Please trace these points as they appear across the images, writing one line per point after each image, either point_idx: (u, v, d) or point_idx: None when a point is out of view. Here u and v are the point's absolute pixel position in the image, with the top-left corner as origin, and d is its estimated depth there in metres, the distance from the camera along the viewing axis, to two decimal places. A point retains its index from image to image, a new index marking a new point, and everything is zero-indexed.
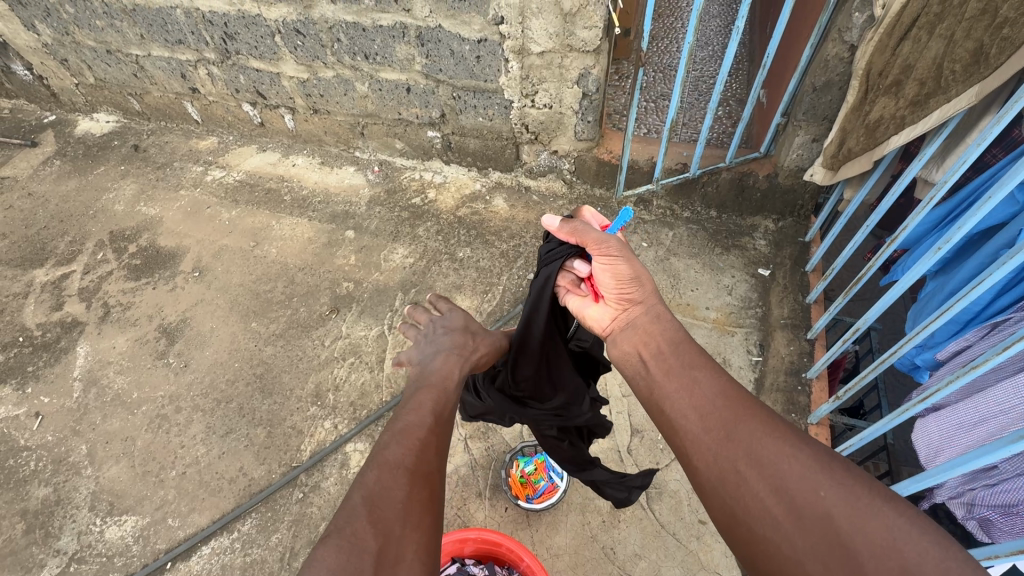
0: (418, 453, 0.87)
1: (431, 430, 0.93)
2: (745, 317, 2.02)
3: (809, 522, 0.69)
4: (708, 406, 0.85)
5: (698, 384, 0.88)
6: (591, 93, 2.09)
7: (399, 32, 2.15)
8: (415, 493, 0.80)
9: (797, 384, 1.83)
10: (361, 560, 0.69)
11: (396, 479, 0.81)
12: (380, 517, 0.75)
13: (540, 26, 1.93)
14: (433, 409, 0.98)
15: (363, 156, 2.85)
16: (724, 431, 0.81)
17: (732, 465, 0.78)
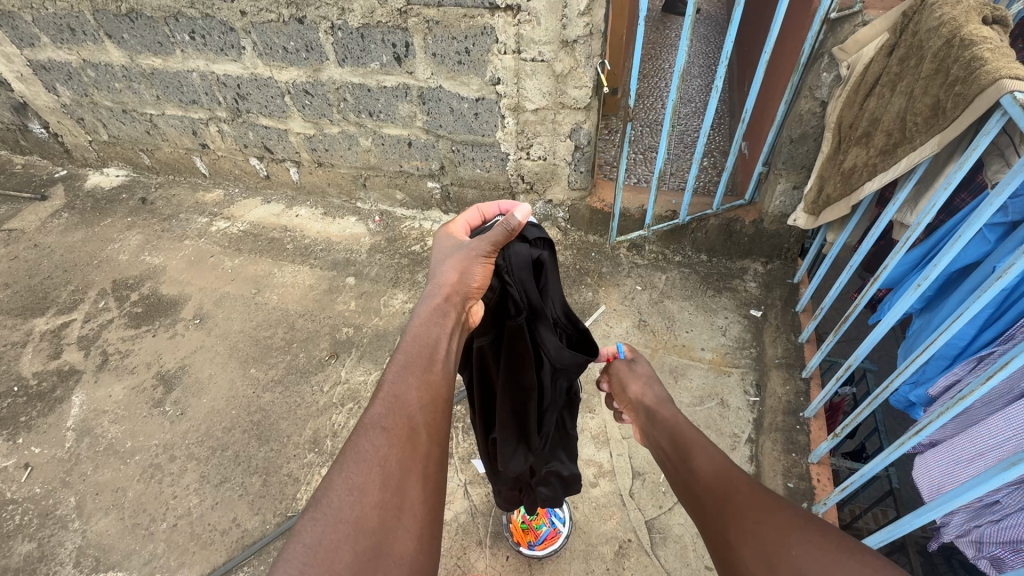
0: (397, 415, 0.81)
1: (414, 387, 0.85)
2: (740, 357, 2.06)
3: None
4: (701, 482, 0.84)
5: (694, 461, 0.88)
6: (583, 146, 2.22)
7: (402, 92, 2.30)
8: (392, 460, 0.76)
9: (796, 424, 1.84)
10: (338, 530, 0.69)
11: (371, 447, 0.77)
12: (357, 484, 0.73)
13: (535, 86, 2.08)
14: (419, 359, 0.88)
15: (364, 207, 2.96)
16: (715, 502, 0.79)
17: (722, 539, 0.75)
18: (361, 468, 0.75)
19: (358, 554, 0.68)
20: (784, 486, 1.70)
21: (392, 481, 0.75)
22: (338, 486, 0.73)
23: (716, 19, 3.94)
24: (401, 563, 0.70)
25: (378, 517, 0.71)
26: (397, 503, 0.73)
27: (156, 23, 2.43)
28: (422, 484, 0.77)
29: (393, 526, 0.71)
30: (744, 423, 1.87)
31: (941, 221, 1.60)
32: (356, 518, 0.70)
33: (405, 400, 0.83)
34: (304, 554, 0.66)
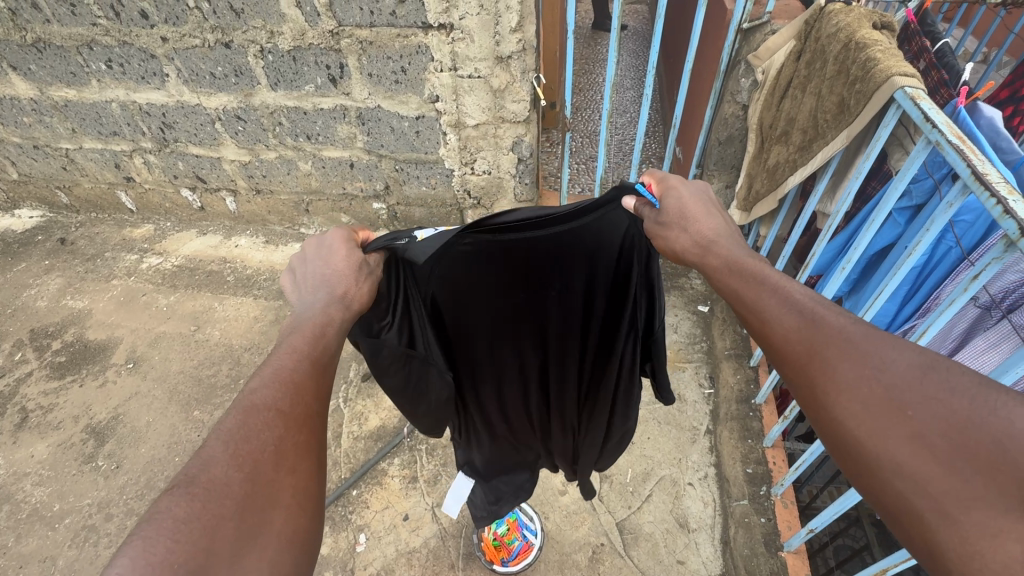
0: (294, 400, 0.79)
1: (310, 376, 0.83)
2: (692, 352, 2.13)
3: (904, 447, 0.66)
4: (787, 343, 0.77)
5: (775, 320, 0.79)
6: (526, 158, 2.27)
7: (340, 113, 2.27)
8: (287, 441, 0.74)
9: (749, 411, 1.90)
10: (221, 505, 0.64)
11: (263, 426, 0.74)
12: (246, 462, 0.69)
13: (473, 102, 2.10)
14: (315, 352, 0.86)
15: (308, 232, 2.88)
16: (808, 363, 0.75)
17: (816, 392, 0.74)
18: (250, 446, 0.71)
19: (241, 531, 0.64)
20: (744, 471, 1.74)
21: (286, 461, 0.72)
22: (221, 460, 0.68)
23: (642, 34, 4.15)
24: (281, 547, 0.66)
25: (266, 496, 0.68)
26: (287, 482, 0.71)
27: (68, 52, 2.29)
28: (313, 471, 0.75)
29: (278, 505, 0.69)
30: (701, 415, 1.93)
31: (857, 209, 1.73)
32: (244, 495, 0.66)
33: (302, 387, 0.81)
34: (176, 528, 0.60)
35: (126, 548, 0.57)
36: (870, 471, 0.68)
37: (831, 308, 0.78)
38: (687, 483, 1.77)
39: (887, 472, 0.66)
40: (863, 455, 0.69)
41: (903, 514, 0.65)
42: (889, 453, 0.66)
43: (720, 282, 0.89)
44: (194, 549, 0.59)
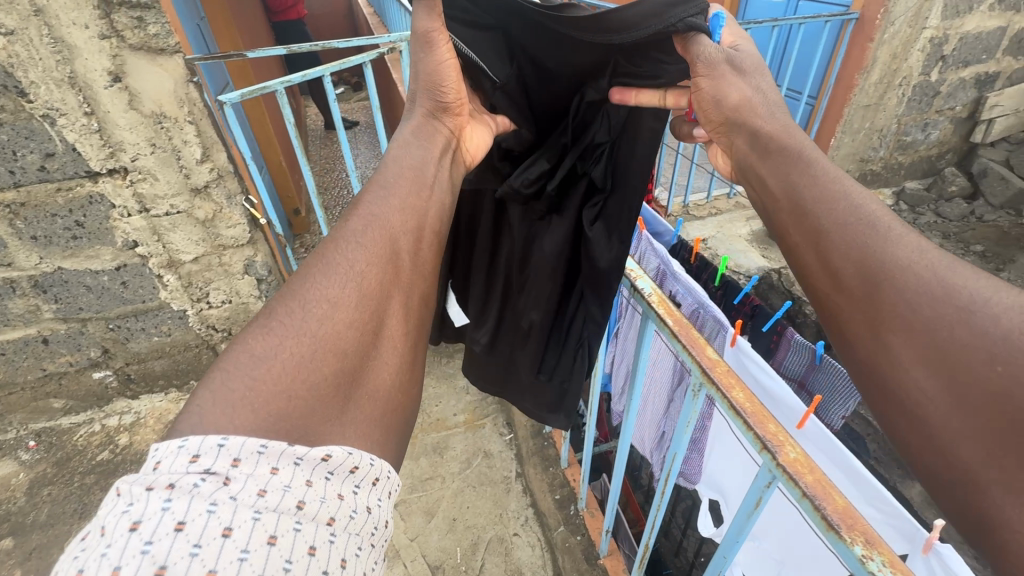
0: (384, 237, 0.89)
1: (400, 226, 0.93)
2: (487, 406, 2.28)
3: (941, 394, 0.64)
4: (845, 259, 0.76)
5: (833, 231, 0.79)
6: (266, 276, 2.19)
7: (6, 288, 1.87)
8: (371, 275, 0.85)
9: (544, 440, 2.07)
10: (319, 347, 0.75)
11: (351, 254, 0.85)
12: (362, 298, 0.83)
13: (182, 237, 1.96)
14: (411, 219, 0.95)
15: (5, 436, 2.24)
16: (864, 284, 0.73)
17: (873, 342, 0.71)
18: (323, 286, 0.81)
19: (334, 371, 0.74)
20: (554, 499, 1.86)
21: (370, 296, 0.83)
22: (310, 295, 0.79)
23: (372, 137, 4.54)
24: (377, 392, 0.80)
25: (354, 336, 0.79)
26: (373, 327, 0.82)
27: None
28: (400, 314, 0.88)
29: (372, 350, 0.82)
30: (509, 462, 2.05)
31: None
32: (327, 339, 0.76)
33: (388, 223, 0.91)
34: (254, 367, 0.69)
35: (227, 373, 0.68)
36: (895, 405, 0.69)
37: (907, 229, 0.75)
38: (512, 535, 1.82)
39: (916, 407, 0.66)
40: (897, 385, 0.68)
41: (918, 450, 0.67)
42: (924, 386, 0.65)
43: (758, 190, 0.94)
44: (276, 395, 0.68)
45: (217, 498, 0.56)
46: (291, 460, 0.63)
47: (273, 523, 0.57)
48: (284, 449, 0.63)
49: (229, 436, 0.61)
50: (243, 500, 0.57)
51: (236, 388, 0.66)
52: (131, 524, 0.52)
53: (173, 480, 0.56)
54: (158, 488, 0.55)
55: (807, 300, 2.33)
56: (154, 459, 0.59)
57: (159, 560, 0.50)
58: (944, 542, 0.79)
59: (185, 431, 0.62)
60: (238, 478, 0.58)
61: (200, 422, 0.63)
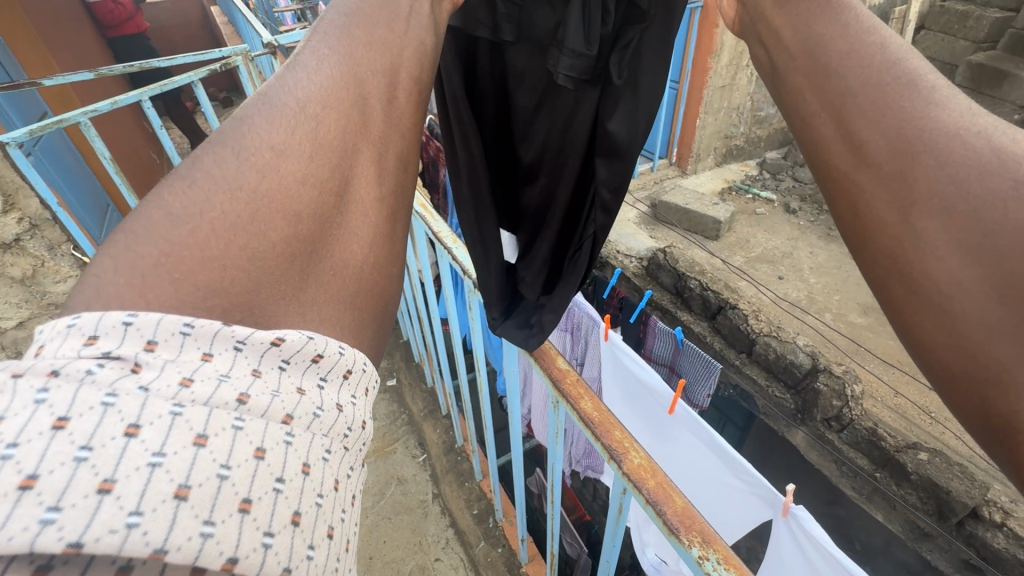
0: (344, 72, 0.52)
1: (367, 52, 0.54)
2: (396, 429, 2.16)
3: (982, 286, 0.38)
4: (873, 128, 0.44)
5: (862, 95, 0.45)
6: None
7: None
8: (329, 124, 0.49)
9: (456, 456, 2.01)
10: (247, 212, 0.42)
11: (303, 83, 0.50)
12: (312, 142, 0.47)
13: None
14: (381, 23, 0.57)
15: None
16: (895, 158, 0.42)
17: (894, 224, 0.42)
18: (270, 129, 0.47)
19: (277, 250, 0.42)
20: (471, 515, 1.82)
21: (331, 149, 0.48)
22: (244, 143, 0.46)
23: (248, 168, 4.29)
24: (346, 276, 0.46)
25: (313, 193, 0.46)
26: (338, 184, 0.47)
27: None
28: (377, 178, 0.51)
29: (338, 218, 0.47)
30: (425, 484, 1.97)
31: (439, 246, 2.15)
32: (274, 196, 0.44)
33: (350, 53, 0.53)
34: (167, 226, 0.39)
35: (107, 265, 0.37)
36: (905, 297, 0.42)
37: (962, 91, 0.44)
38: (434, 561, 1.75)
39: (938, 301, 0.40)
40: (920, 276, 0.41)
41: (942, 365, 0.41)
42: (959, 278, 0.39)
43: (764, 63, 0.53)
44: (206, 262, 0.39)
45: (124, 385, 0.32)
46: (234, 343, 0.37)
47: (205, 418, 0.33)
48: (212, 327, 0.36)
49: (140, 310, 0.36)
50: (161, 391, 0.32)
51: (148, 253, 0.38)
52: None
53: (57, 364, 0.32)
54: (32, 373, 0.31)
55: (691, 276, 2.41)
56: (38, 343, 0.35)
57: (24, 468, 0.28)
58: (798, 505, 0.86)
59: (89, 303, 0.36)
60: (155, 363, 0.34)
61: (103, 296, 0.36)
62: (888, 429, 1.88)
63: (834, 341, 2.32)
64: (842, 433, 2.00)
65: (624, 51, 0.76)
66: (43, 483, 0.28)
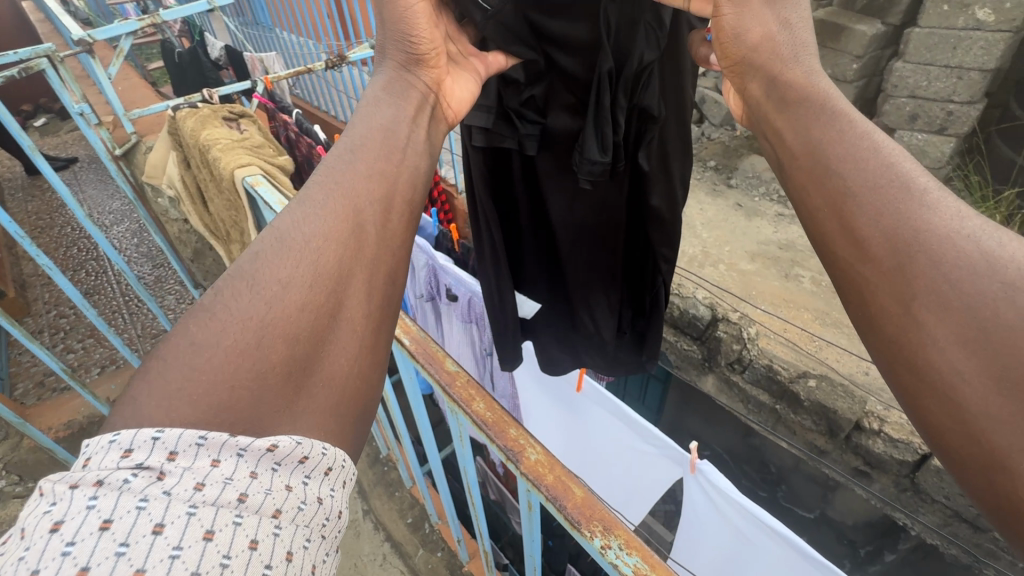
0: (343, 203, 0.61)
1: (367, 185, 0.64)
2: None
3: (982, 375, 0.43)
4: (871, 224, 0.51)
5: (859, 193, 0.53)
6: None
7: None
8: (326, 257, 0.57)
9: (383, 467, 1.92)
10: (263, 348, 0.51)
11: (306, 218, 0.59)
12: (311, 273, 0.56)
13: None
14: (381, 146, 0.68)
15: None
16: (895, 259, 0.49)
17: (900, 313, 0.48)
18: (276, 263, 0.55)
19: (284, 373, 0.51)
20: (406, 523, 1.75)
21: (327, 277, 0.56)
22: (250, 273, 0.54)
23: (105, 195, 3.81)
24: (336, 387, 0.54)
25: (310, 319, 0.54)
26: (331, 309, 0.56)
27: None
28: (366, 295, 0.59)
29: (327, 334, 0.55)
30: (353, 501, 1.86)
31: None
32: (276, 325, 0.52)
33: (350, 188, 0.63)
34: (193, 357, 0.48)
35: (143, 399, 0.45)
36: (918, 385, 0.47)
37: (950, 191, 0.51)
38: None
39: (945, 389, 0.45)
40: (925, 364, 0.46)
41: (954, 449, 0.45)
42: (961, 369, 0.44)
43: (770, 154, 0.65)
44: (218, 384, 0.47)
45: (150, 492, 0.38)
46: (236, 450, 0.44)
47: (213, 517, 0.39)
48: (222, 439, 0.43)
49: (165, 428, 0.43)
50: (178, 495, 0.39)
51: (174, 379, 0.46)
52: (48, 525, 0.36)
53: (100, 474, 0.38)
54: (83, 486, 0.38)
55: None
56: (83, 456, 0.41)
57: (78, 563, 0.34)
58: (703, 460, 0.90)
59: (117, 423, 0.43)
60: (174, 473, 0.40)
61: (131, 418, 0.44)
62: (782, 363, 2.04)
63: (727, 291, 2.44)
64: (745, 374, 2.14)
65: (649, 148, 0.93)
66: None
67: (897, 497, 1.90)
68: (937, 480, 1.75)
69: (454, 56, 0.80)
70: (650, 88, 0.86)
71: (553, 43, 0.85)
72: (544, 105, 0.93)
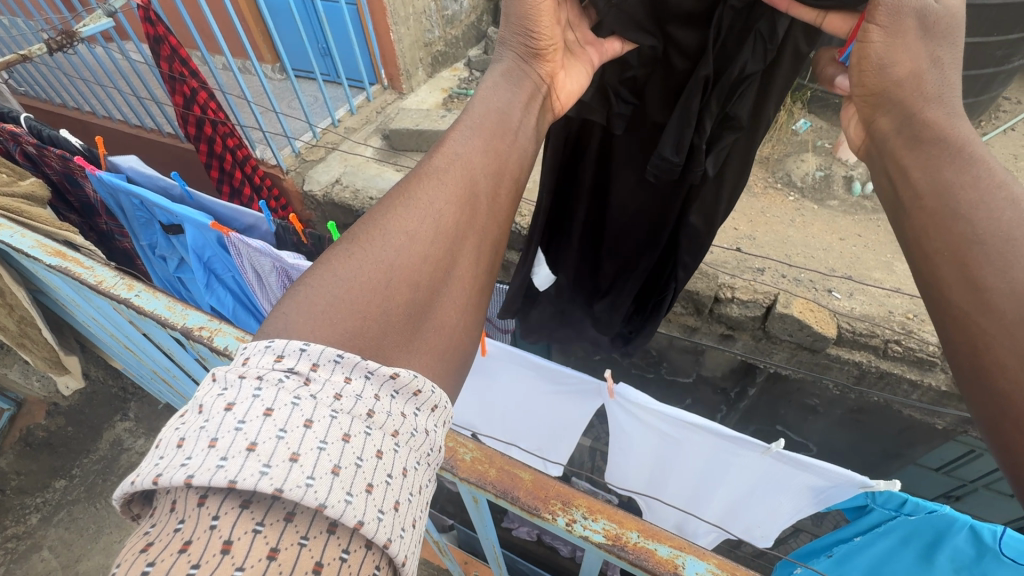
0: (461, 173, 0.63)
1: (475, 163, 0.65)
2: None
3: None
4: (997, 276, 0.50)
5: (990, 242, 0.52)
6: None
7: None
8: (450, 216, 0.60)
9: None
10: (393, 290, 0.53)
11: (432, 186, 0.61)
12: (440, 233, 0.58)
13: None
14: (489, 127, 0.69)
15: None
16: (1019, 310, 0.48)
17: (1018, 372, 0.46)
18: (412, 216, 0.58)
19: (412, 309, 0.53)
20: None
21: (444, 237, 0.58)
22: (381, 220, 0.58)
23: None
24: (443, 336, 0.54)
25: (427, 273, 0.56)
26: (447, 265, 0.57)
27: None
28: (474, 262, 0.60)
29: (440, 286, 0.56)
30: None
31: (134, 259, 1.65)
32: (397, 269, 0.54)
33: (469, 160, 0.65)
34: (331, 288, 0.50)
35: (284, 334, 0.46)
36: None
37: None
38: None
39: None
40: None
41: None
42: None
43: (888, 187, 0.65)
44: (349, 314, 0.49)
45: (300, 393, 0.42)
46: (366, 371, 0.45)
47: (351, 423, 0.42)
48: (354, 361, 0.45)
49: (308, 342, 0.46)
50: (322, 399, 0.42)
51: (317, 301, 0.49)
52: (222, 405, 0.41)
53: (258, 371, 0.42)
54: (248, 377, 0.42)
55: None
56: (240, 355, 0.45)
57: (248, 438, 0.39)
58: (619, 383, 0.92)
59: (267, 333, 0.47)
60: (318, 379, 0.43)
61: (279, 328, 0.47)
62: None
63: None
64: None
65: (716, 156, 0.95)
66: (258, 452, 0.38)
67: (755, 347, 2.13)
68: (782, 324, 1.95)
69: (572, 46, 0.84)
70: (744, 98, 0.88)
71: (670, 42, 0.88)
72: (644, 91, 0.98)
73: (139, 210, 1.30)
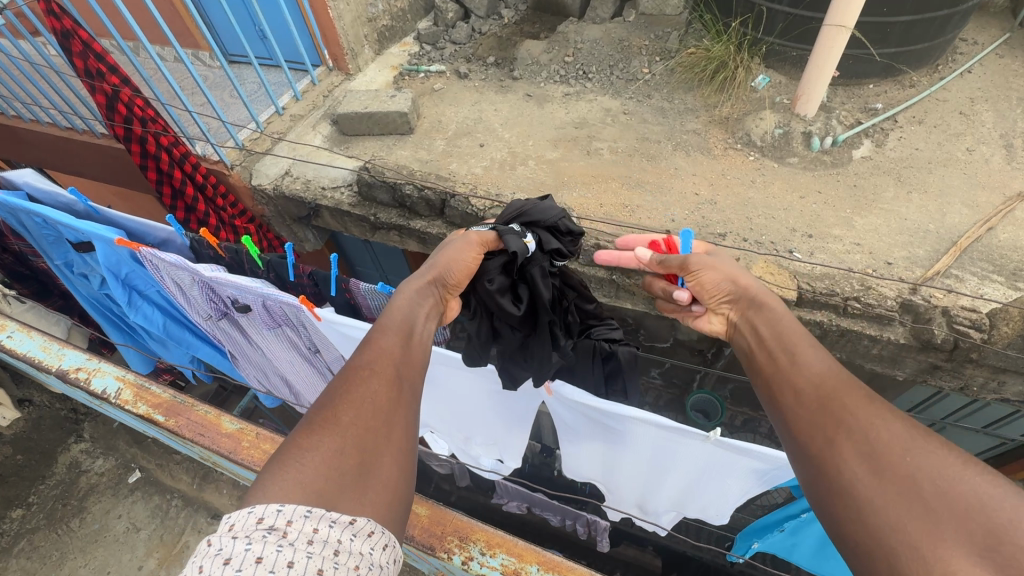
0: (386, 361, 0.76)
1: (395, 349, 0.78)
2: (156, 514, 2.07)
3: (870, 477, 0.62)
4: (805, 375, 0.77)
5: (801, 355, 0.81)
6: None
7: None
8: (381, 395, 0.71)
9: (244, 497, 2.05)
10: (343, 459, 0.61)
11: (362, 379, 0.72)
12: (375, 411, 0.69)
13: None
14: (398, 322, 0.83)
15: None
16: (817, 396, 0.73)
17: (823, 433, 0.69)
18: (353, 400, 0.69)
19: (361, 472, 0.61)
20: None
21: (380, 414, 0.69)
22: (331, 404, 0.68)
23: None
24: (387, 484, 0.63)
25: (367, 441, 0.65)
26: (384, 431, 0.67)
27: None
28: (407, 420, 0.70)
29: (380, 448, 0.65)
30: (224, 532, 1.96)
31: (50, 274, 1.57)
32: (345, 437, 0.64)
33: (390, 353, 0.77)
34: (298, 460, 0.60)
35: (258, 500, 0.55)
36: (828, 483, 0.66)
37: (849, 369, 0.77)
38: None
39: (847, 488, 0.63)
40: (832, 465, 0.66)
41: (853, 530, 0.61)
42: (857, 475, 0.63)
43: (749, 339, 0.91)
44: (315, 473, 0.58)
45: (281, 541, 0.49)
46: (330, 520, 0.54)
47: (323, 560, 0.49)
48: (321, 513, 0.54)
49: (284, 502, 0.54)
50: (300, 545, 0.50)
51: (287, 469, 0.58)
52: (218, 561, 0.47)
53: (244, 530, 0.50)
54: (238, 534, 0.50)
55: (402, 181, 2.15)
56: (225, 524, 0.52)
57: None
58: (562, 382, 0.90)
59: (245, 501, 0.55)
60: (294, 530, 0.52)
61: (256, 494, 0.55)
62: (606, 238, 1.97)
63: (540, 185, 2.26)
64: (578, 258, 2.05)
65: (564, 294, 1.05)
66: None
67: None
68: None
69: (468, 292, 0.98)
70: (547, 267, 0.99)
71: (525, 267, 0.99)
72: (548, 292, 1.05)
73: (42, 230, 1.22)
